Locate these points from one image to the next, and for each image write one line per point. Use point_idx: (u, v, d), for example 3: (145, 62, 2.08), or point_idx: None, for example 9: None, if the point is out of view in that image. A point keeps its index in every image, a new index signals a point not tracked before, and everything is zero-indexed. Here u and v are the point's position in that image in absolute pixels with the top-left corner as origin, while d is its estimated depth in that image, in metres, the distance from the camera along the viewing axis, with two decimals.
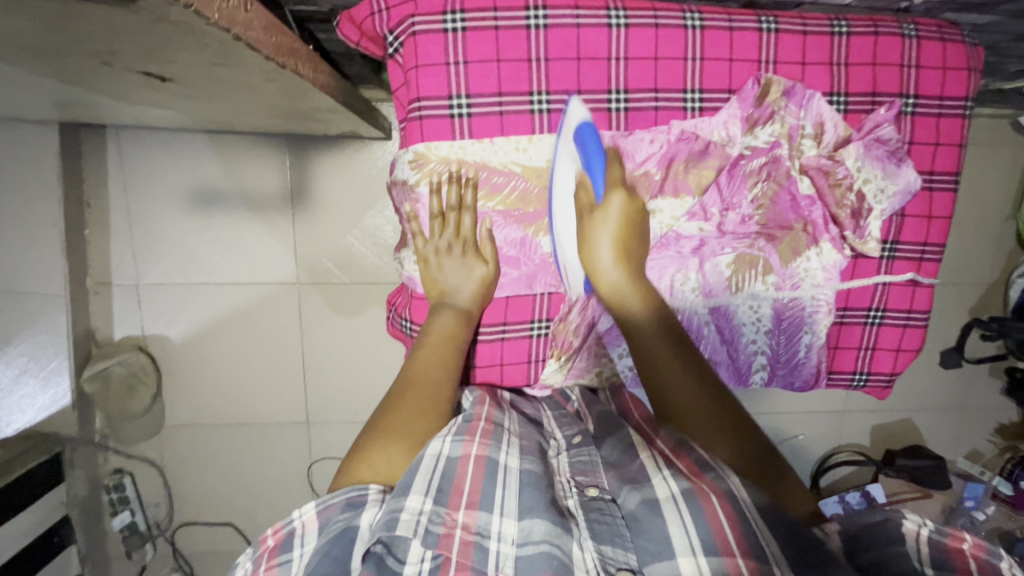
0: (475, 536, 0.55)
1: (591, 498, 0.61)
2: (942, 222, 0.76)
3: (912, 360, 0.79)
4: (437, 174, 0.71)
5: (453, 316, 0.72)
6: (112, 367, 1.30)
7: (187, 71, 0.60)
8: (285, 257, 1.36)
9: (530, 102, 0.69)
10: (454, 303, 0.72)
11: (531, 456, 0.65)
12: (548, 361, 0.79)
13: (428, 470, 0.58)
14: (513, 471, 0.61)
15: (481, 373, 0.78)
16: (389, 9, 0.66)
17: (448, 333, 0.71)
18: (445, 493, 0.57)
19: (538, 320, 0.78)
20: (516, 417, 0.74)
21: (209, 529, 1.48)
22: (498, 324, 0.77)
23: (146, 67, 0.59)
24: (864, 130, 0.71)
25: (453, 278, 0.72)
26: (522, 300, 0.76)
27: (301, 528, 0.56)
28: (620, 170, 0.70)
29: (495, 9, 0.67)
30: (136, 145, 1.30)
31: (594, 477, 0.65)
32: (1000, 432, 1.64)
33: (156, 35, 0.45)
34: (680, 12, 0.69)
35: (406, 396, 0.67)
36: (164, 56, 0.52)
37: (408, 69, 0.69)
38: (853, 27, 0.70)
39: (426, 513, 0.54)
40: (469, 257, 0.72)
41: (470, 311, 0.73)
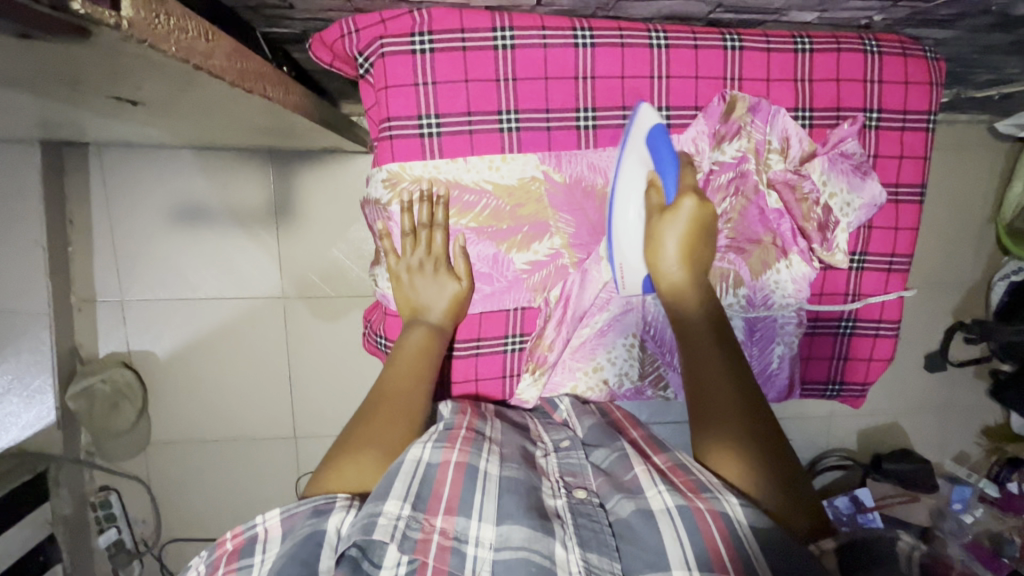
0: (453, 541, 0.55)
1: (580, 501, 0.63)
2: (909, 233, 0.77)
3: (884, 369, 0.80)
4: (408, 192, 0.72)
5: (425, 332, 0.72)
6: (96, 384, 1.30)
7: (157, 96, 0.60)
8: (269, 271, 1.36)
9: (499, 120, 0.70)
10: (427, 320, 0.73)
11: (512, 462, 0.65)
12: (522, 376, 0.79)
13: (407, 475, 0.58)
14: (493, 478, 0.61)
15: (457, 388, 0.79)
16: (358, 30, 0.67)
17: (421, 348, 0.71)
18: (423, 500, 0.57)
19: (512, 335, 0.78)
20: (499, 426, 0.73)
21: (197, 545, 1.47)
22: (472, 340, 0.77)
23: (115, 93, 0.60)
24: (828, 144, 0.72)
25: (426, 295, 0.73)
26: (496, 316, 0.77)
27: (264, 534, 0.56)
28: (693, 175, 0.70)
29: (463, 29, 0.68)
30: (119, 162, 1.30)
31: (582, 479, 0.67)
32: (986, 434, 1.65)
33: (117, 67, 0.46)
34: (646, 30, 0.70)
35: (377, 410, 0.66)
36: (131, 83, 0.53)
37: (377, 90, 0.70)
38: (816, 44, 0.71)
39: (404, 519, 0.55)
40: (442, 271, 0.73)
41: (444, 327, 0.73)
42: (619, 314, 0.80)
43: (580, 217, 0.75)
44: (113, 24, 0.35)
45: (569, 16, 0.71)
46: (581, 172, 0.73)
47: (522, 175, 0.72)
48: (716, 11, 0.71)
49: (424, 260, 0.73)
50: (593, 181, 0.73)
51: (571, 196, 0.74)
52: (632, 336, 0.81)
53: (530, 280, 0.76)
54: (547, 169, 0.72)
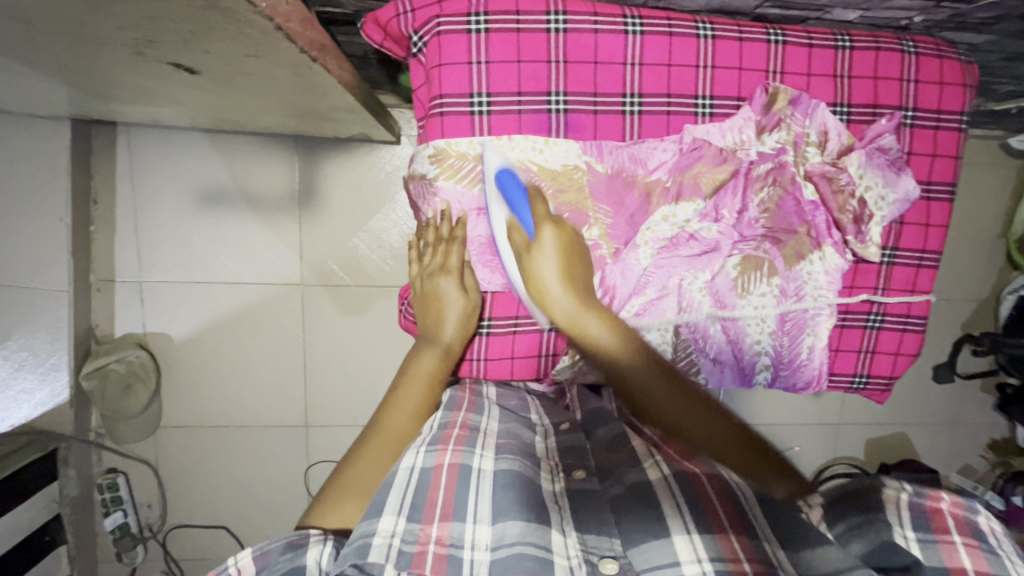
0: (449, 547, 0.55)
1: (578, 480, 0.63)
2: (939, 231, 0.78)
3: (910, 364, 0.81)
4: (456, 170, 0.73)
5: (434, 355, 0.74)
6: (111, 364, 1.30)
7: (217, 62, 0.61)
8: (290, 258, 1.37)
9: (548, 102, 0.71)
10: (436, 337, 0.75)
11: (508, 454, 0.65)
12: (561, 357, 0.82)
13: (400, 487, 0.59)
14: (486, 474, 0.61)
15: (492, 366, 0.80)
16: (413, 10, 0.69)
17: (429, 373, 0.74)
18: (418, 509, 0.58)
19: None
20: (498, 411, 0.74)
21: (203, 532, 1.46)
22: (511, 318, 0.79)
23: (178, 58, 0.61)
24: (865, 139, 0.74)
25: (436, 311, 0.75)
26: None
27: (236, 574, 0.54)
28: (546, 208, 0.72)
29: (517, 12, 0.69)
30: (148, 145, 1.31)
31: (578, 461, 0.67)
32: (992, 447, 1.66)
33: (198, 21, 0.47)
34: (694, 21, 0.71)
35: (380, 435, 0.69)
36: (200, 45, 0.54)
37: (431, 68, 0.71)
38: (856, 42, 0.73)
39: (399, 534, 0.55)
40: (450, 288, 0.74)
41: (450, 347, 0.75)
42: (655, 299, 0.75)
43: (620, 208, 0.73)
44: None
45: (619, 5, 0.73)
46: (623, 163, 0.73)
47: (567, 162, 0.72)
48: (764, 4, 0.72)
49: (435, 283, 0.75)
50: (635, 172, 0.73)
51: (612, 188, 0.73)
52: (666, 322, 0.75)
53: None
54: (589, 160, 0.72)
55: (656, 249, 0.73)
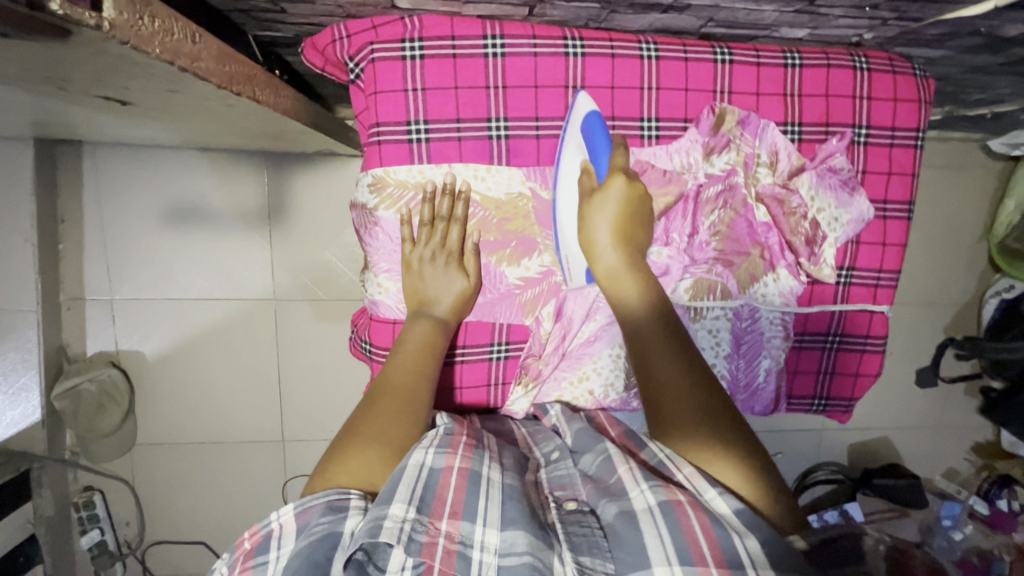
0: (459, 544, 0.53)
1: (569, 511, 0.58)
2: (896, 250, 0.77)
3: (871, 385, 0.81)
4: (394, 199, 0.71)
5: (429, 325, 0.70)
6: (82, 384, 1.29)
7: (146, 95, 0.60)
8: (261, 273, 1.36)
9: (488, 128, 0.70)
10: (433, 313, 0.71)
11: (511, 473, 0.63)
12: (513, 388, 0.79)
13: (410, 480, 0.56)
14: (496, 484, 0.59)
15: (439, 398, 0.78)
16: (349, 36, 0.67)
17: (424, 342, 0.69)
18: (427, 504, 0.55)
19: (497, 343, 0.78)
20: (495, 445, 0.70)
21: (182, 548, 1.46)
22: (454, 348, 0.76)
23: (105, 92, 0.59)
24: (817, 159, 0.73)
25: (435, 288, 0.71)
26: (481, 324, 0.76)
27: (279, 530, 0.54)
28: (625, 159, 0.68)
29: (453, 37, 0.67)
30: (114, 162, 1.30)
31: (571, 491, 0.62)
32: (976, 450, 1.66)
33: (100, 65, 0.45)
34: (637, 42, 0.69)
35: (384, 398, 0.65)
36: (117, 82, 0.53)
37: (367, 95, 0.69)
38: (805, 59, 0.71)
39: (409, 521, 0.52)
40: (450, 268, 0.72)
41: (448, 322, 0.72)
42: (605, 324, 0.78)
43: None
44: (93, 24, 0.35)
45: (561, 26, 0.71)
46: None
47: (510, 190, 0.72)
48: (708, 24, 0.69)
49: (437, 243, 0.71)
50: None
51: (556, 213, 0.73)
52: (617, 346, 0.79)
53: (523, 296, 0.76)
54: (534, 186, 0.72)
55: None
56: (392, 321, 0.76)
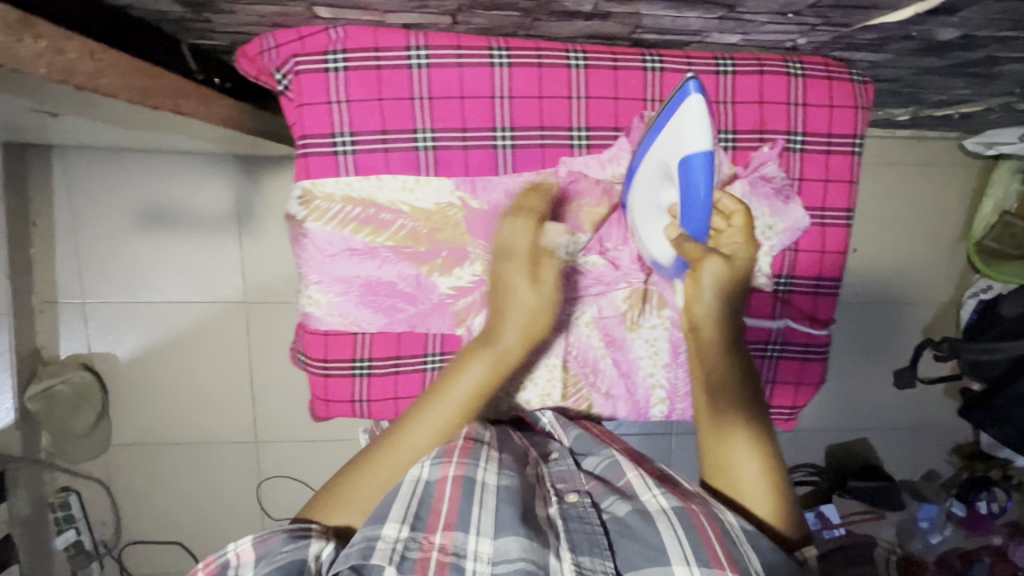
0: (451, 556, 0.57)
1: (570, 504, 0.65)
2: (836, 256, 0.76)
3: (812, 394, 0.81)
4: (322, 211, 0.72)
5: (489, 361, 0.69)
6: (55, 386, 1.32)
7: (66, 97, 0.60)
8: (231, 276, 1.36)
9: (415, 139, 0.70)
10: (496, 345, 0.69)
11: (509, 470, 0.67)
12: None
13: (405, 496, 0.62)
14: (490, 488, 0.64)
15: (375, 407, 0.78)
16: (277, 46, 0.68)
17: (477, 379, 0.69)
18: (422, 519, 0.61)
19: (431, 354, 0.78)
20: (499, 438, 0.75)
21: (158, 548, 1.48)
22: (391, 357, 0.77)
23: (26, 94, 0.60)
24: (749, 167, 0.73)
25: (502, 315, 0.71)
26: (413, 334, 0.77)
27: (236, 559, 0.59)
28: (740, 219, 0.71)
29: (376, 48, 0.68)
30: (84, 165, 1.31)
31: (573, 484, 0.69)
32: (957, 452, 1.64)
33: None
34: (565, 51, 0.71)
35: (410, 427, 0.68)
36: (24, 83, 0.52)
37: (295, 106, 0.70)
38: (738, 66, 0.71)
39: (402, 540, 0.58)
40: (523, 284, 0.70)
41: (507, 356, 0.70)
42: (539, 335, 0.80)
43: None
44: None
45: (488, 35, 0.72)
46: (499, 200, 0.73)
47: (440, 200, 0.73)
48: (639, 30, 0.67)
49: (504, 277, 0.71)
50: (512, 207, 0.74)
51: (488, 224, 0.74)
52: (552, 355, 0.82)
53: (455, 305, 0.76)
54: (463, 195, 0.73)
55: None
56: (322, 332, 0.75)
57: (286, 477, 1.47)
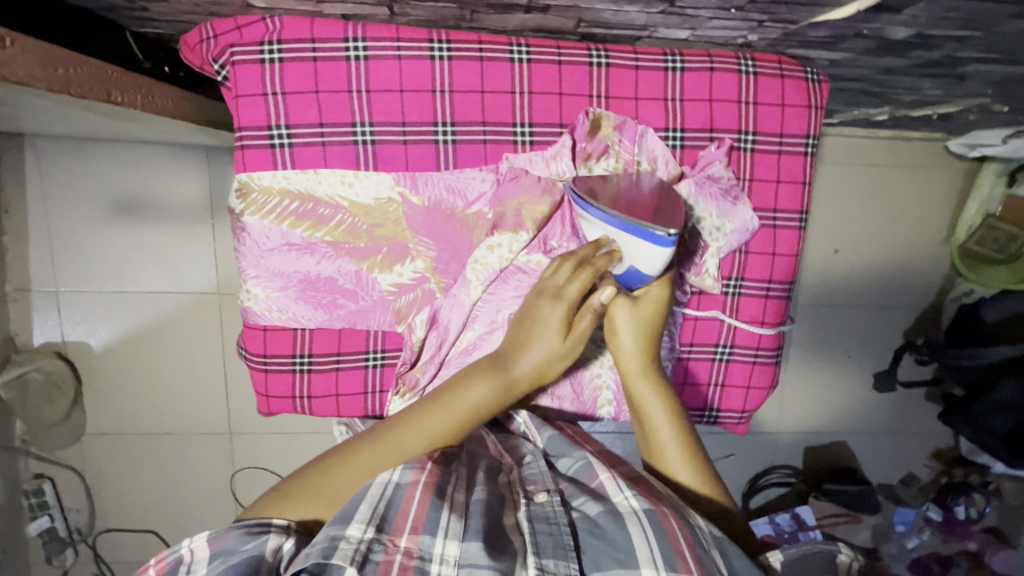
0: (416, 560, 0.56)
1: (540, 502, 0.66)
2: (787, 260, 0.79)
3: (762, 399, 0.84)
4: (259, 204, 0.74)
5: (499, 384, 0.70)
6: (29, 373, 1.32)
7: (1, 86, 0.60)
8: (204, 267, 1.36)
9: (353, 133, 0.72)
10: (506, 371, 0.70)
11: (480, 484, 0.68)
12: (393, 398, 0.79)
13: (373, 498, 0.60)
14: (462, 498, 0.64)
15: (317, 402, 0.82)
16: (215, 36, 0.70)
17: (483, 403, 0.69)
18: (389, 522, 0.59)
19: (372, 351, 0.81)
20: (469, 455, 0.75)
21: (132, 536, 1.49)
22: (332, 354, 0.80)
23: None
24: (697, 167, 0.74)
25: (532, 341, 0.70)
26: (354, 332, 0.80)
27: (188, 556, 0.55)
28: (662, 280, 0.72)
29: (313, 40, 0.69)
30: (53, 152, 1.30)
31: (543, 484, 0.70)
32: (936, 456, 1.62)
33: None
34: (507, 44, 0.71)
35: (399, 430, 0.68)
36: None
37: (234, 97, 0.72)
38: (687, 63, 0.73)
39: (366, 542, 0.56)
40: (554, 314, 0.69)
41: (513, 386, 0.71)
42: (483, 334, 0.76)
43: (441, 240, 0.75)
44: None
45: (428, 26, 0.72)
46: (440, 195, 0.74)
47: (379, 195, 0.74)
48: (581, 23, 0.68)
49: (534, 307, 0.71)
50: (452, 204, 0.74)
51: (429, 220, 0.74)
52: None
53: (397, 303, 0.78)
54: (403, 191, 0.73)
55: (484, 283, 0.74)
56: (262, 327, 0.78)
57: (259, 468, 1.48)
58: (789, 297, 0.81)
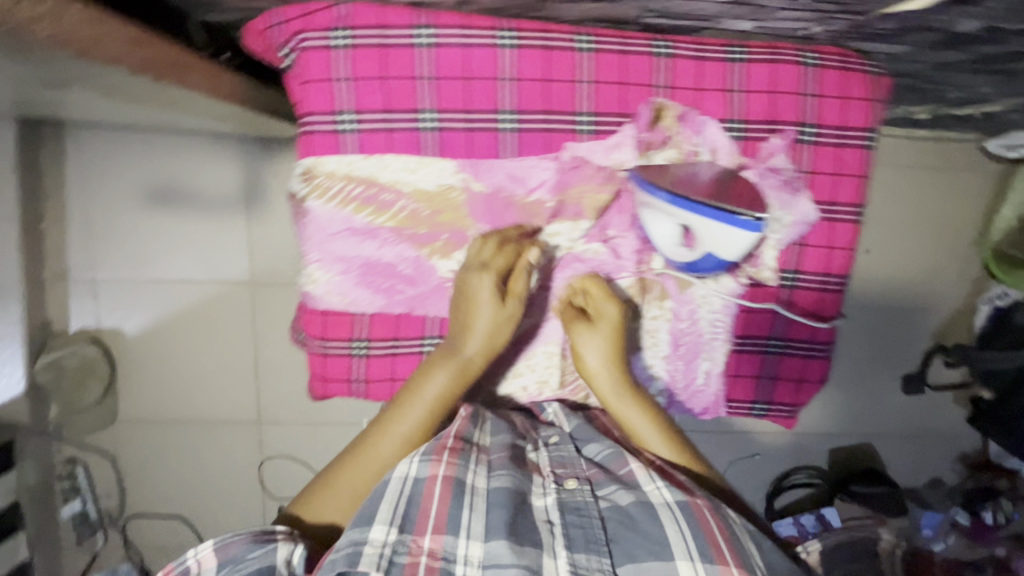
0: (442, 560, 0.62)
1: (569, 489, 0.71)
2: (843, 254, 0.85)
3: (813, 391, 0.90)
4: (324, 189, 0.80)
5: (451, 372, 0.80)
6: (63, 357, 1.35)
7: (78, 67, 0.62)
8: (237, 257, 1.37)
9: (418, 119, 0.77)
10: (457, 355, 0.80)
11: (502, 471, 0.72)
12: None
13: (394, 496, 0.67)
14: (481, 493, 0.69)
15: (374, 386, 0.86)
16: (283, 22, 0.74)
17: (439, 388, 0.79)
18: (410, 521, 0.65)
19: (428, 337, 0.85)
20: (490, 426, 0.83)
21: (160, 522, 1.50)
22: (389, 339, 0.85)
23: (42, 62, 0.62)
24: (758, 158, 0.81)
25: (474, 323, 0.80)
26: (412, 317, 0.85)
27: (197, 565, 0.67)
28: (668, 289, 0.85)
29: (382, 27, 0.74)
30: (94, 138, 1.32)
31: (571, 469, 0.75)
32: (964, 461, 1.61)
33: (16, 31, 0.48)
34: (572, 34, 0.76)
35: (377, 435, 0.78)
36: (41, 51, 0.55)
37: (300, 82, 0.77)
38: (749, 55, 0.78)
39: (390, 544, 0.62)
40: (485, 291, 0.79)
41: (466, 367, 0.81)
42: None
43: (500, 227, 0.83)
44: None
45: (496, 16, 0.77)
46: (502, 182, 0.81)
47: (441, 183, 0.80)
48: (644, 15, 0.70)
49: (465, 282, 0.81)
50: (514, 191, 0.81)
51: (490, 206, 0.82)
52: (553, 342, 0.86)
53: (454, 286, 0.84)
54: (466, 177, 0.80)
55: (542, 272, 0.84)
56: (322, 312, 0.83)
57: (287, 457, 1.48)
58: (844, 293, 0.86)
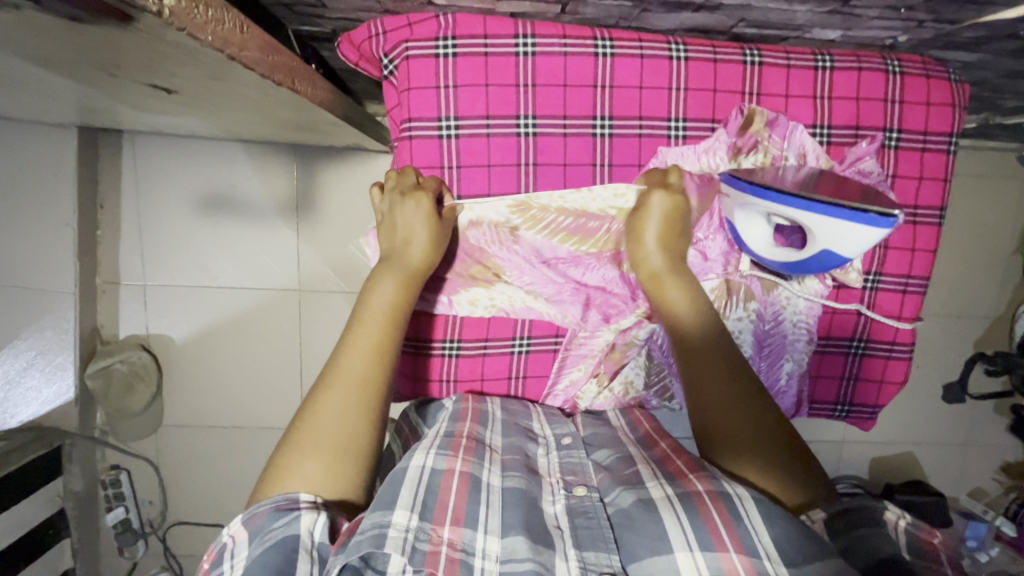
0: (461, 553, 0.55)
1: (577, 497, 0.64)
2: (925, 255, 0.88)
3: (895, 393, 0.93)
4: (537, 220, 0.83)
5: (398, 281, 0.76)
6: (114, 364, 1.34)
7: (195, 72, 0.65)
8: (286, 264, 1.39)
9: (516, 124, 0.81)
10: (404, 264, 0.77)
11: (514, 471, 0.66)
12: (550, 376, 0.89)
13: (413, 483, 0.59)
14: (495, 490, 0.63)
15: (462, 385, 0.90)
16: (385, 32, 0.78)
17: (392, 297, 0.75)
18: (430, 508, 0.58)
19: (518, 337, 0.89)
20: (500, 427, 0.78)
21: (200, 529, 1.50)
22: (480, 339, 0.88)
23: (161, 70, 0.65)
24: (845, 161, 0.83)
25: (408, 226, 0.78)
26: (502, 319, 0.88)
27: (231, 541, 0.54)
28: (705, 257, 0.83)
29: (485, 36, 0.79)
30: (150, 148, 1.35)
31: (582, 476, 0.68)
32: (1006, 470, 1.58)
33: (170, 40, 0.51)
34: (666, 43, 0.81)
35: (336, 368, 0.68)
36: (175, 59, 0.58)
37: (402, 90, 0.81)
38: (837, 63, 0.82)
39: (412, 529, 0.54)
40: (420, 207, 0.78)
41: (415, 274, 0.77)
42: (626, 328, 0.87)
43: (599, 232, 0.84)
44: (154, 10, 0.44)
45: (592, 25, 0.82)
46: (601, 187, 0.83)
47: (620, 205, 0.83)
48: (739, 25, 0.81)
49: (399, 207, 0.79)
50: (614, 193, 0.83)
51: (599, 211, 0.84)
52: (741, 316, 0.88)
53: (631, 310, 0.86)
54: None
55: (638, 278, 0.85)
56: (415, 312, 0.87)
57: None
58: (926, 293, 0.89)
